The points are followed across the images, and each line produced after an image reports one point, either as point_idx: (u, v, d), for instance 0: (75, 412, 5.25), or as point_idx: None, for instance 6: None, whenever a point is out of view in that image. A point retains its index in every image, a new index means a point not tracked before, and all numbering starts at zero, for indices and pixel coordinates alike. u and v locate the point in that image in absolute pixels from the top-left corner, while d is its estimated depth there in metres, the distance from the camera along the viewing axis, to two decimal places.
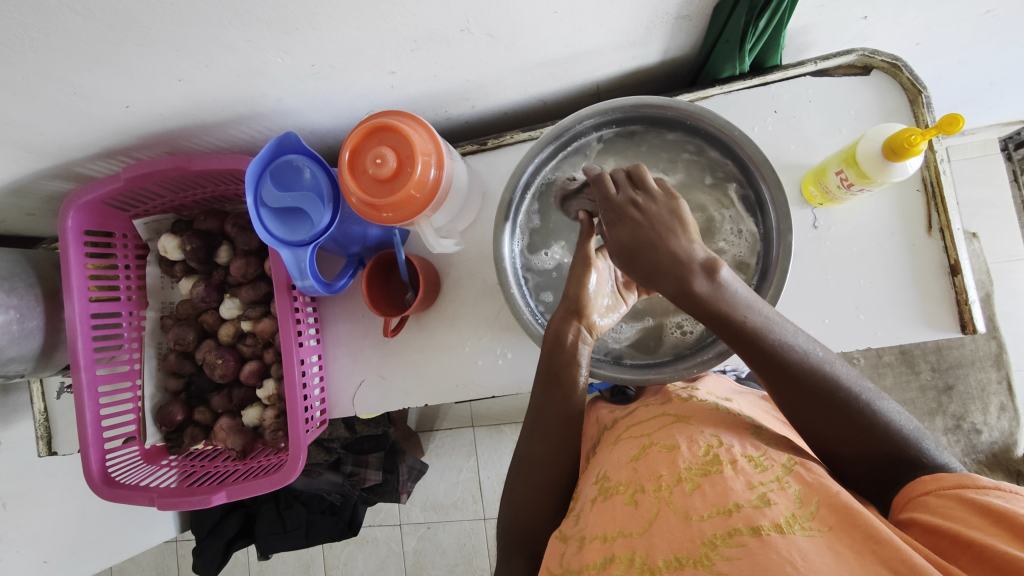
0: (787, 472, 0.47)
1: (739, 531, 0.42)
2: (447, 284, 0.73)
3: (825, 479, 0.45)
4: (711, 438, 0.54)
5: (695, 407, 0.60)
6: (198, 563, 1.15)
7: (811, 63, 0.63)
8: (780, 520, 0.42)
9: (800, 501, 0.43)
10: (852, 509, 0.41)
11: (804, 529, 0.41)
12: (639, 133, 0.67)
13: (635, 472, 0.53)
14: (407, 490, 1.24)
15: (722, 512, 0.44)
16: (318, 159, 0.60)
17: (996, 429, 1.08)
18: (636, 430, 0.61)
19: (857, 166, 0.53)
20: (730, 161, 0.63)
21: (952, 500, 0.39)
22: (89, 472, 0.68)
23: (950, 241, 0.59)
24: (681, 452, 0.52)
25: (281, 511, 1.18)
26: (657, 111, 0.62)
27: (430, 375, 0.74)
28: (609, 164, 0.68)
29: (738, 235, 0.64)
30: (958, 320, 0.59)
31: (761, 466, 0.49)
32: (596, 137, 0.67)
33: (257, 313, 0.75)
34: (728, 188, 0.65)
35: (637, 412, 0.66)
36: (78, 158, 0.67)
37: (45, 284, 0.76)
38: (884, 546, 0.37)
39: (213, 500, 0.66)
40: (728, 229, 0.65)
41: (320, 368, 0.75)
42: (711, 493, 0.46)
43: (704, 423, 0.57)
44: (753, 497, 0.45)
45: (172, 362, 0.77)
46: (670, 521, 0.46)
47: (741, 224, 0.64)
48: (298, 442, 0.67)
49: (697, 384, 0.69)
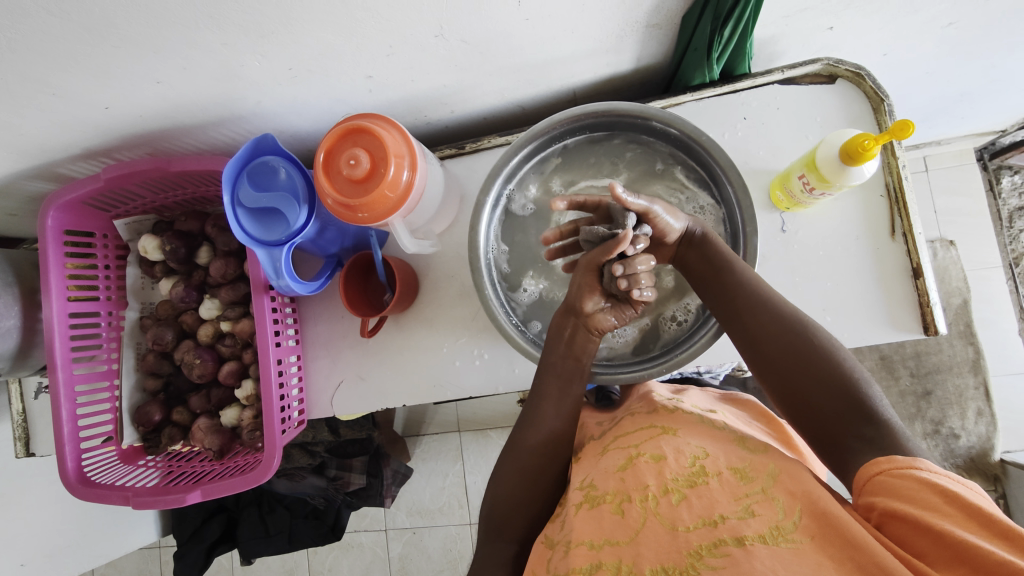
0: (772, 484, 0.46)
1: (724, 542, 0.43)
2: (425, 286, 0.74)
3: (809, 486, 0.45)
4: (697, 449, 0.54)
5: (680, 417, 0.60)
6: (178, 568, 1.14)
7: (778, 71, 0.64)
8: (764, 531, 0.42)
9: (783, 512, 0.43)
10: (832, 512, 0.42)
11: (787, 541, 0.41)
12: (585, 144, 0.70)
13: (622, 483, 0.52)
14: (391, 494, 1.23)
15: (710, 525, 0.45)
16: (294, 161, 0.61)
17: (973, 434, 1.10)
18: (623, 440, 0.59)
19: (818, 170, 0.55)
20: (667, 144, 0.66)
21: (908, 480, 0.40)
22: (64, 472, 0.68)
23: (912, 245, 0.61)
24: (668, 462, 0.52)
25: (264, 515, 1.18)
26: (613, 117, 0.64)
27: (410, 376, 0.74)
28: (558, 183, 0.72)
29: (700, 211, 0.67)
30: (921, 321, 0.61)
31: (746, 478, 0.48)
32: (557, 150, 0.69)
33: (237, 314, 0.75)
34: (673, 173, 0.68)
35: (623, 422, 0.64)
36: (58, 159, 0.68)
37: (23, 283, 0.76)
38: (862, 552, 0.38)
39: (188, 499, 0.66)
40: (689, 209, 0.68)
41: (298, 369, 0.75)
42: (698, 505, 0.47)
43: (690, 434, 0.56)
44: (739, 508, 0.45)
45: (150, 363, 0.77)
46: (657, 531, 0.47)
47: (699, 199, 0.67)
48: (273, 443, 0.67)
49: (681, 396, 0.68)
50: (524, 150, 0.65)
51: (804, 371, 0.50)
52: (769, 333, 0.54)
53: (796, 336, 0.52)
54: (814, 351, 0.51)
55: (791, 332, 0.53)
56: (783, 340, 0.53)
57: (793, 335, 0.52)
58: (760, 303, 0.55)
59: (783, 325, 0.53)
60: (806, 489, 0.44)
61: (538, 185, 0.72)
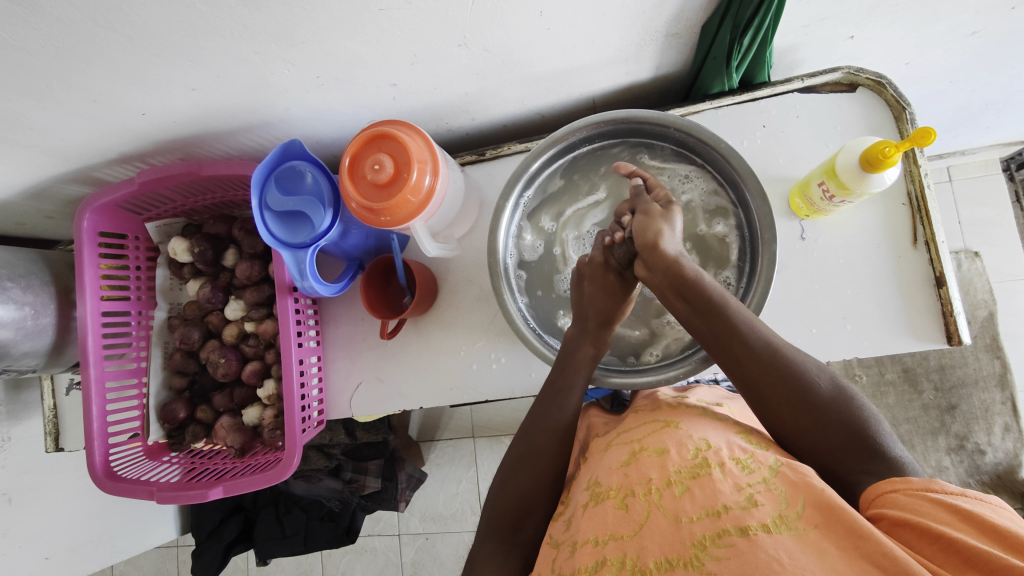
0: (773, 474, 0.47)
1: (727, 531, 0.43)
2: (444, 289, 0.75)
3: (813, 478, 0.45)
4: (700, 441, 0.53)
5: (682, 411, 0.60)
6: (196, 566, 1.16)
7: (798, 80, 0.65)
8: (767, 520, 0.43)
9: (786, 502, 0.44)
10: (834, 506, 0.41)
11: (789, 529, 0.41)
12: (575, 160, 0.71)
13: (625, 478, 0.53)
14: (406, 498, 1.24)
15: (711, 514, 0.45)
16: (320, 165, 0.63)
17: (1000, 450, 1.06)
18: (625, 435, 0.60)
19: (837, 178, 0.55)
20: (666, 142, 0.67)
21: (921, 499, 0.40)
22: (92, 465, 0.70)
23: (935, 253, 0.60)
24: (670, 456, 0.52)
25: (281, 516, 1.19)
26: (619, 125, 0.65)
27: (427, 378, 0.75)
28: (546, 220, 0.73)
29: (687, 180, 0.68)
30: (944, 331, 0.60)
31: (748, 468, 0.49)
32: (554, 173, 0.71)
33: (261, 314, 0.77)
34: (646, 162, 0.70)
35: (627, 420, 0.65)
36: (95, 163, 0.71)
37: (58, 282, 0.79)
38: (867, 541, 0.38)
39: (210, 494, 0.68)
40: (680, 183, 0.69)
41: (319, 370, 0.77)
42: (701, 496, 0.47)
43: (693, 427, 0.56)
44: (741, 498, 0.45)
45: (177, 361, 0.79)
46: (661, 523, 0.47)
47: (681, 171, 0.69)
48: (294, 442, 0.69)
49: (687, 393, 0.69)
50: (542, 158, 0.66)
51: (807, 414, 0.50)
52: (771, 381, 0.51)
53: (798, 382, 0.50)
54: (820, 396, 0.49)
55: (793, 378, 0.50)
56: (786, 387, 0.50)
57: (798, 379, 0.50)
58: (760, 347, 0.52)
59: (786, 368, 0.51)
60: (807, 482, 0.44)
61: (532, 227, 0.72)
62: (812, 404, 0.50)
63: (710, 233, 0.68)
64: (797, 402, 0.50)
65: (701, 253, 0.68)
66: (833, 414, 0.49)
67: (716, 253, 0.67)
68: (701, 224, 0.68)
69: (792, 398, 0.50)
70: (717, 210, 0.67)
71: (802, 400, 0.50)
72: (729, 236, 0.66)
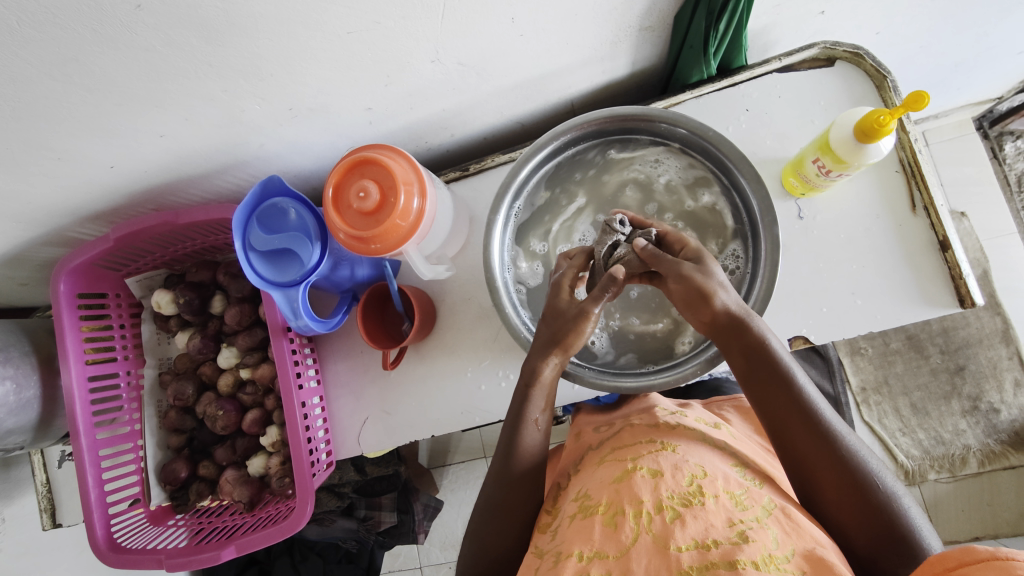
0: (766, 515, 0.50)
1: (715, 564, 0.44)
2: (443, 311, 0.73)
3: (801, 532, 0.48)
4: (695, 467, 0.56)
5: (681, 434, 0.63)
6: None
7: (776, 60, 0.64)
8: (757, 557, 0.44)
9: (776, 542, 0.46)
10: (816, 554, 0.46)
11: (778, 569, 0.43)
12: (553, 174, 0.70)
13: (617, 496, 0.55)
14: (424, 529, 1.22)
15: (700, 547, 0.47)
16: (302, 199, 0.61)
17: (1013, 407, 1.07)
18: (621, 454, 0.63)
19: (832, 152, 0.54)
20: (640, 136, 0.66)
21: None
22: (94, 540, 0.67)
23: (936, 218, 0.59)
24: (664, 479, 0.54)
25: (297, 564, 1.15)
26: (595, 127, 0.64)
27: (434, 402, 0.72)
28: (534, 244, 0.70)
29: (659, 163, 0.67)
30: (955, 295, 0.59)
31: (741, 504, 0.52)
32: (536, 190, 0.70)
33: (255, 359, 0.74)
34: (613, 158, 0.68)
35: (623, 433, 0.67)
36: (66, 223, 0.68)
37: (39, 351, 0.76)
38: None
39: (222, 555, 0.64)
40: (655, 167, 0.68)
41: (322, 410, 0.74)
42: (693, 526, 0.49)
43: (689, 452, 0.59)
44: (733, 534, 0.47)
45: (173, 419, 0.76)
46: (649, 548, 0.49)
47: (652, 156, 0.67)
48: (305, 487, 0.66)
49: (685, 410, 0.71)
50: (526, 169, 0.64)
51: (845, 488, 0.49)
52: (814, 445, 0.51)
53: (846, 458, 0.50)
54: (863, 474, 0.49)
55: (841, 452, 0.50)
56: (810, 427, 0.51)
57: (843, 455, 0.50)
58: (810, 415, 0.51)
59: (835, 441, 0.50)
60: (799, 530, 0.48)
61: (525, 257, 0.70)
62: (853, 479, 0.49)
63: (699, 206, 0.66)
64: (838, 470, 0.49)
65: (698, 228, 0.66)
66: (870, 492, 0.48)
67: (712, 224, 0.65)
68: (688, 200, 0.66)
69: (835, 467, 0.50)
70: (699, 181, 0.66)
71: (844, 471, 0.49)
72: (717, 203, 0.65)
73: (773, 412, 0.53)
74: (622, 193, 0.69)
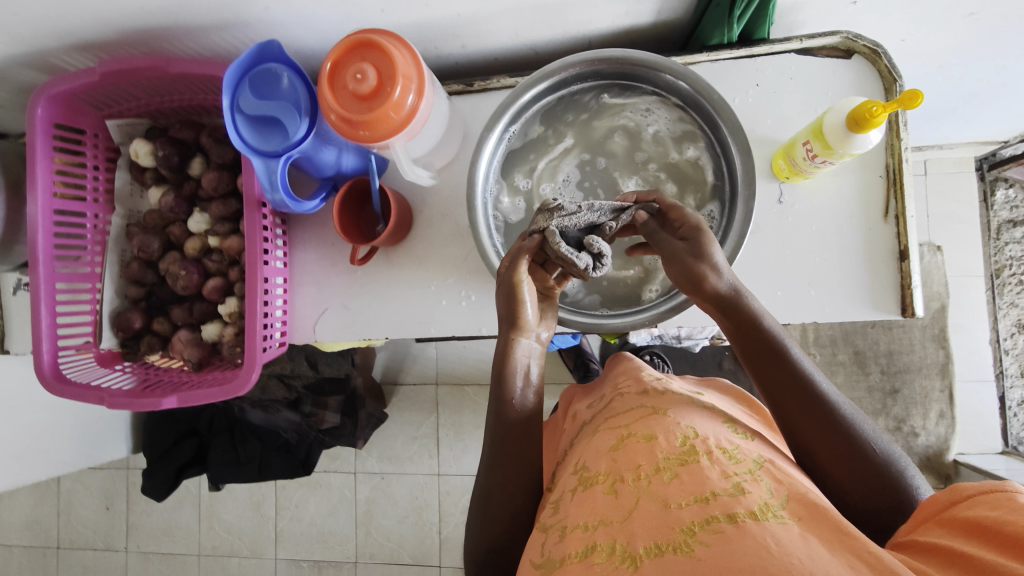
0: (758, 467, 0.53)
1: (716, 518, 0.47)
2: (419, 222, 0.74)
3: (795, 477, 0.51)
4: (686, 429, 0.58)
5: (669, 397, 0.65)
6: (147, 485, 1.16)
7: (797, 40, 0.64)
8: (754, 508, 0.47)
9: (771, 493, 0.49)
10: (816, 506, 0.47)
11: (776, 517, 0.46)
12: (550, 109, 0.69)
13: (614, 463, 0.57)
14: (364, 436, 1.25)
15: (699, 502, 0.49)
16: (298, 70, 0.60)
17: (931, 434, 1.15)
18: (615, 421, 0.65)
19: (823, 138, 0.55)
20: (642, 85, 0.66)
21: (951, 525, 0.41)
22: (39, 365, 0.68)
23: (903, 228, 0.62)
24: (659, 442, 0.57)
25: (236, 443, 1.19)
26: (599, 66, 0.64)
27: (394, 306, 0.74)
28: (518, 180, 0.70)
29: (650, 112, 0.67)
30: (900, 303, 0.62)
31: (734, 458, 0.54)
32: (532, 122, 0.69)
33: (226, 230, 0.74)
34: (606, 102, 0.68)
35: (615, 404, 0.70)
36: (52, 47, 0.66)
37: (9, 176, 0.75)
38: (852, 538, 0.42)
39: (162, 403, 0.67)
40: (646, 117, 0.68)
41: (284, 292, 0.75)
42: (689, 483, 0.51)
43: (678, 414, 0.61)
44: (729, 486, 0.50)
45: (134, 270, 0.76)
46: (650, 508, 0.51)
47: (646, 104, 0.67)
48: (253, 359, 0.67)
49: (669, 377, 0.73)
50: (525, 97, 0.64)
51: (831, 440, 0.51)
52: (801, 407, 0.53)
53: (833, 413, 0.52)
54: (849, 428, 0.51)
55: (829, 408, 0.52)
56: (807, 396, 0.53)
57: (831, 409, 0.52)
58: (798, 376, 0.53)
59: (820, 399, 0.52)
60: (792, 480, 0.51)
61: (509, 190, 0.70)
62: (841, 432, 0.51)
63: (682, 159, 0.67)
64: (828, 425, 0.51)
65: (679, 182, 0.67)
66: (859, 443, 0.51)
67: (693, 179, 0.67)
68: (672, 152, 0.67)
69: (823, 423, 0.52)
70: (687, 135, 0.66)
71: (829, 424, 0.51)
72: (701, 158, 0.66)
73: (772, 388, 0.55)
74: (610, 139, 0.69)
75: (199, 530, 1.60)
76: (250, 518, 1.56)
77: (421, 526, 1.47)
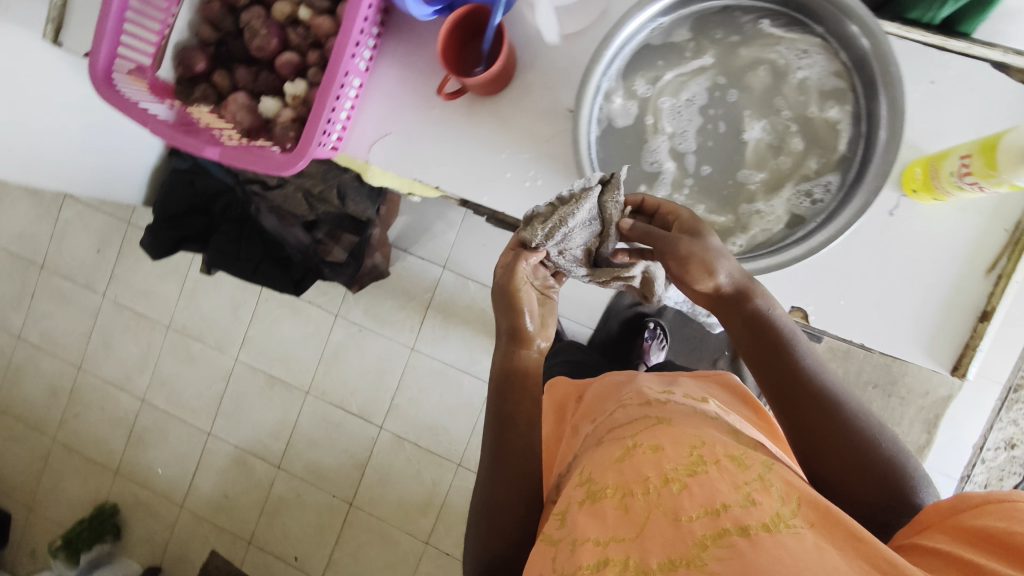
0: (767, 471, 0.49)
1: (727, 530, 0.43)
2: (518, 82, 0.68)
3: (800, 483, 0.48)
4: (694, 437, 0.54)
5: (672, 407, 0.62)
6: (149, 238, 1.22)
7: (995, 49, 0.57)
8: (767, 520, 0.43)
9: (783, 501, 0.45)
10: (827, 511, 0.43)
11: (790, 527, 0.42)
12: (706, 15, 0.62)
13: (621, 476, 0.52)
14: (360, 283, 1.31)
15: (710, 514, 0.45)
16: None
17: None
18: (616, 433, 0.61)
19: (992, 154, 0.50)
20: (816, 25, 0.59)
21: (955, 536, 0.40)
22: (93, 62, 0.64)
23: (999, 289, 0.58)
24: (665, 451, 0.53)
25: (241, 237, 1.22)
26: None
27: (458, 159, 0.70)
28: (637, 84, 0.62)
29: (808, 57, 0.60)
30: (955, 360, 0.60)
31: (742, 464, 0.50)
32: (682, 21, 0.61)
33: (322, 6, 0.68)
34: (763, 29, 0.61)
35: (614, 414, 0.66)
36: None
37: None
38: (868, 544, 0.40)
39: (204, 151, 0.65)
40: (800, 60, 0.60)
41: (354, 99, 0.71)
42: (699, 494, 0.47)
43: (682, 422, 0.58)
44: (740, 496, 0.45)
45: (214, 10, 0.70)
46: (661, 522, 0.46)
47: (806, 46, 0.60)
48: (308, 145, 0.65)
49: (672, 386, 0.71)
50: None
51: (830, 439, 0.52)
52: (806, 408, 0.53)
53: (832, 409, 0.53)
54: (847, 423, 0.52)
55: (830, 406, 0.53)
56: (814, 403, 0.54)
57: (834, 410, 0.53)
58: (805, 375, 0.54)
59: (821, 395, 0.54)
60: (799, 488, 0.46)
61: (624, 88, 0.62)
62: (840, 431, 0.52)
63: (820, 117, 0.60)
64: (830, 426, 0.52)
65: (806, 142, 0.61)
66: (851, 436, 0.52)
67: (822, 143, 0.60)
68: (812, 108, 0.60)
69: (824, 423, 0.52)
70: (836, 96, 0.60)
71: (828, 422, 0.52)
72: (841, 123, 0.59)
73: (789, 400, 0.55)
74: (752, 72, 0.62)
75: (176, 305, 1.65)
76: (226, 314, 1.61)
77: (377, 387, 1.52)
